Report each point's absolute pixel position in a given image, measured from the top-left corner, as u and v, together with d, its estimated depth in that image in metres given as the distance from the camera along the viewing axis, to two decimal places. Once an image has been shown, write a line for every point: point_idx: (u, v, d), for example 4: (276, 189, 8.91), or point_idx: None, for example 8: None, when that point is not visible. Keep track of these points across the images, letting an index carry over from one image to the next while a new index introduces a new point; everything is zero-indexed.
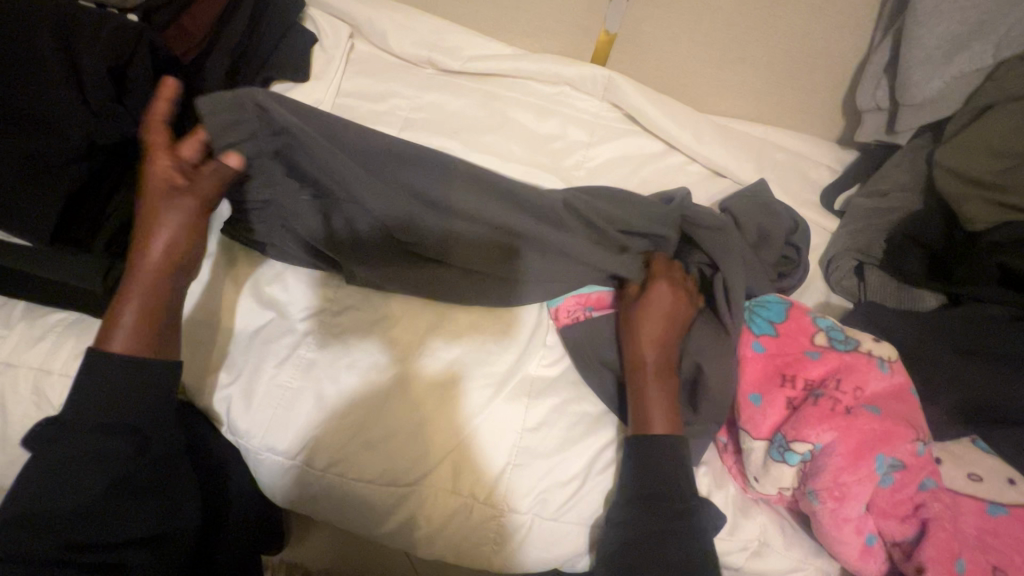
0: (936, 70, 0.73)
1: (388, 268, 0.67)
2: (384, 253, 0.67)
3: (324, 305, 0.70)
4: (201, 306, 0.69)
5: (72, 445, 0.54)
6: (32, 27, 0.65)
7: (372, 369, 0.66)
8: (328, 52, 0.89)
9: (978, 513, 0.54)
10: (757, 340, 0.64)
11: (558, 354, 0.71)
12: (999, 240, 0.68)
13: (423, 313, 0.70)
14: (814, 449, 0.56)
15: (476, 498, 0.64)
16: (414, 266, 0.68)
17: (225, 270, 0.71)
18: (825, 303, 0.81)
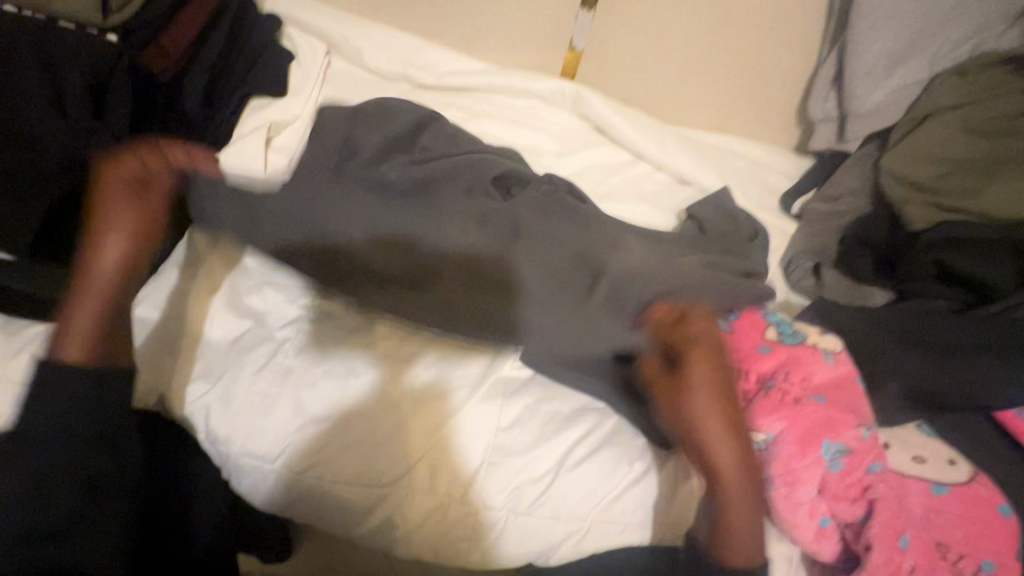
0: (876, 85, 0.80)
1: (373, 273, 0.70)
2: (363, 274, 0.69)
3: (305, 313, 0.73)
4: (180, 317, 0.71)
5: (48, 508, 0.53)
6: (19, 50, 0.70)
7: (350, 376, 0.69)
8: (304, 67, 0.92)
9: (923, 493, 0.58)
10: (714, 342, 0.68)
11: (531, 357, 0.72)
12: (937, 238, 0.71)
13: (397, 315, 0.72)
14: (767, 438, 0.61)
15: (453, 496, 0.66)
16: (395, 290, 0.69)
17: (204, 282, 0.73)
18: (785, 302, 0.84)
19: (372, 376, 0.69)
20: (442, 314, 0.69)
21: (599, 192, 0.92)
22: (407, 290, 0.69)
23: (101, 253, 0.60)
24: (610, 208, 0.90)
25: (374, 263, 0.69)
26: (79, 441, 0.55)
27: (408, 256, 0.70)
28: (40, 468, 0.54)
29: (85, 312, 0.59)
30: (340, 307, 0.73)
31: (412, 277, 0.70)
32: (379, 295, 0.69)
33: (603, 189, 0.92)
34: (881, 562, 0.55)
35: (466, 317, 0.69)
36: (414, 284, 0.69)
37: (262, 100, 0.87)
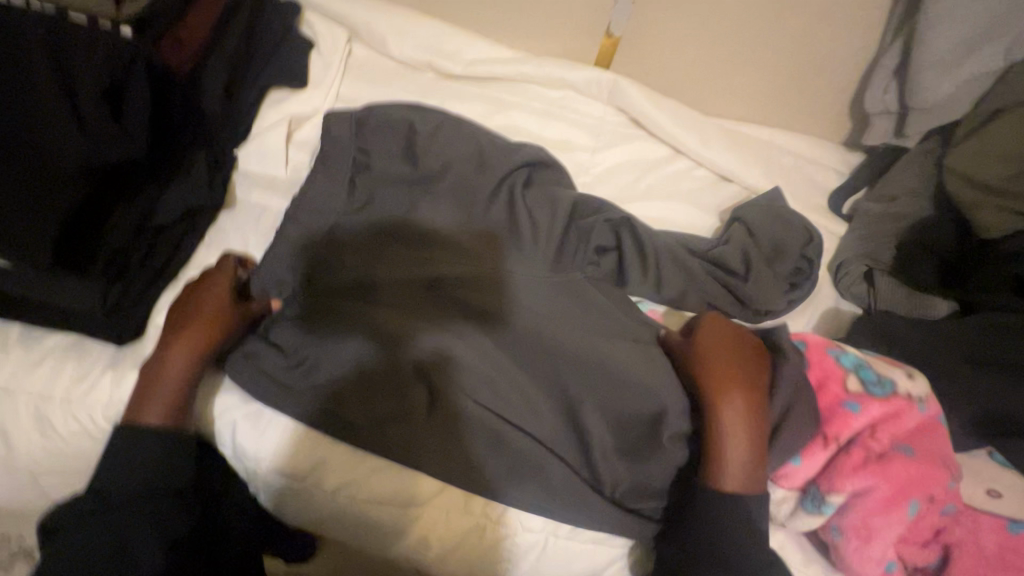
0: (947, 76, 0.73)
1: (378, 253, 0.72)
2: (353, 262, 0.71)
3: (314, 302, 0.69)
4: None
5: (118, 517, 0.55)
6: (28, 45, 0.65)
7: (377, 389, 0.64)
8: (325, 57, 0.88)
9: (998, 531, 0.54)
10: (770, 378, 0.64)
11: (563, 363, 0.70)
12: (1018, 249, 0.66)
13: (418, 304, 0.69)
14: (848, 498, 0.55)
15: (489, 517, 0.63)
16: (381, 272, 0.70)
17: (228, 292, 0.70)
18: (835, 310, 0.79)
19: (367, 343, 0.66)
20: (434, 293, 0.70)
21: (636, 191, 0.87)
22: (388, 271, 0.71)
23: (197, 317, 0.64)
24: (649, 209, 0.85)
25: (364, 253, 0.72)
26: (132, 462, 0.57)
27: (408, 244, 0.73)
28: (114, 491, 0.56)
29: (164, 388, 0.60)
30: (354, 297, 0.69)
31: (405, 261, 0.71)
32: (368, 278, 0.70)
33: (640, 187, 0.87)
34: None
35: (450, 300, 0.69)
36: (399, 269, 0.71)
37: (280, 93, 0.84)
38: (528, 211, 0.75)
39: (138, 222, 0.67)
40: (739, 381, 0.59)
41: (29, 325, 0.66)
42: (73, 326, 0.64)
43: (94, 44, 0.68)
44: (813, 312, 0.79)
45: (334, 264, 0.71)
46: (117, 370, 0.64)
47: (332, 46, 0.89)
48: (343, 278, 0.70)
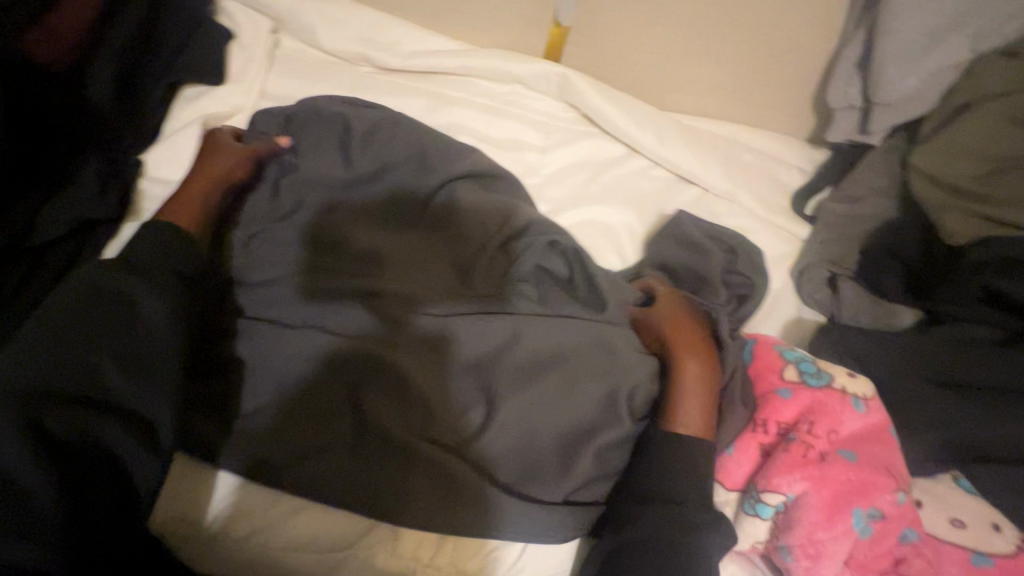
0: (913, 68, 0.68)
1: (389, 232, 0.68)
2: (359, 232, 0.66)
3: (311, 289, 0.63)
4: None
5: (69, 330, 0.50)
6: None
7: (307, 421, 0.59)
8: (246, 50, 0.80)
9: (962, 564, 0.50)
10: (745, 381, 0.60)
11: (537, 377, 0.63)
12: (982, 258, 0.61)
13: (427, 279, 0.65)
14: (787, 501, 0.51)
15: (421, 561, 0.57)
16: (382, 242, 0.66)
17: None
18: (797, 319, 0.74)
19: (360, 316, 0.62)
20: (439, 266, 0.66)
21: (589, 193, 0.81)
22: (394, 245, 0.66)
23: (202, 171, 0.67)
24: (601, 213, 0.79)
25: (365, 218, 0.68)
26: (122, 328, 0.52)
27: (415, 217, 0.69)
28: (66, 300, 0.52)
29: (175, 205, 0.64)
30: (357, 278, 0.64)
31: (416, 239, 0.67)
32: (368, 245, 0.65)
33: (593, 188, 0.81)
34: None
35: (443, 278, 0.65)
36: (404, 244, 0.67)
37: (195, 89, 0.76)
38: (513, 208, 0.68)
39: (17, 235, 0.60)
40: (687, 324, 0.63)
41: None
42: None
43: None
44: (774, 322, 0.74)
45: (255, 269, 0.63)
46: None
47: (254, 37, 0.81)
48: (354, 245, 0.65)
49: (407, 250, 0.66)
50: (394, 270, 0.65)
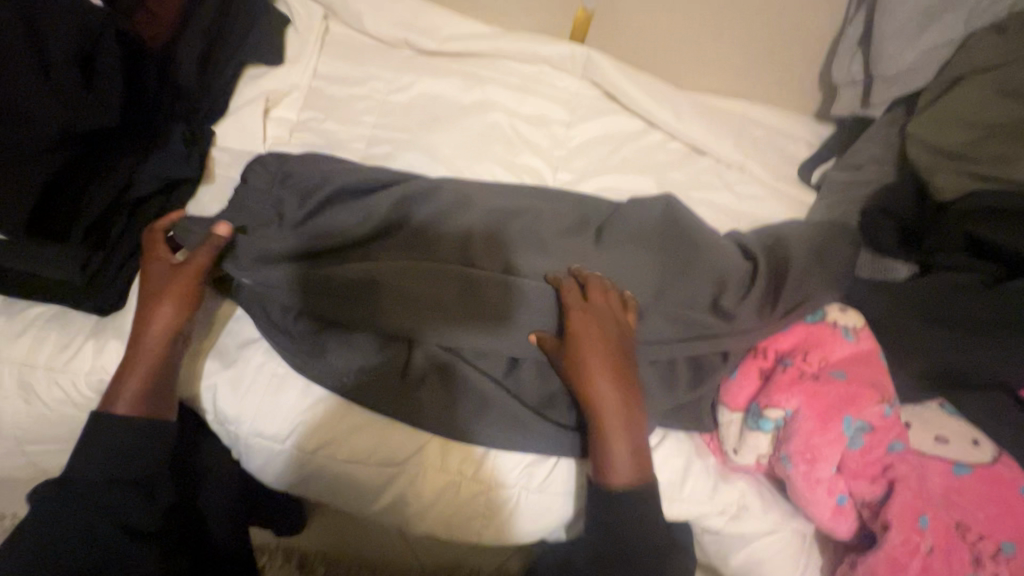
0: (909, 44, 0.75)
1: (403, 256, 0.68)
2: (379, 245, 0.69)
3: (333, 290, 0.66)
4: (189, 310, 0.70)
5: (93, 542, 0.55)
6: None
7: (362, 355, 0.66)
8: (302, 35, 0.89)
9: (944, 473, 0.57)
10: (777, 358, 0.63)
11: (542, 372, 0.67)
12: (966, 209, 0.69)
13: (434, 301, 0.65)
14: (786, 414, 0.58)
15: (465, 475, 0.66)
16: (389, 260, 0.68)
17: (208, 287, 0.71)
18: None
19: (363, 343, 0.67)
20: (425, 297, 0.65)
21: (610, 163, 0.88)
22: (399, 269, 0.66)
23: (152, 341, 0.62)
24: (622, 181, 0.86)
25: (371, 241, 0.70)
26: (88, 463, 0.58)
27: (419, 248, 0.69)
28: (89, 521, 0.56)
29: (138, 367, 0.61)
30: (366, 290, 0.65)
31: (422, 257, 0.68)
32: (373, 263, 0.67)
33: (614, 159, 0.88)
34: (899, 543, 0.54)
35: (444, 304, 0.65)
36: (409, 265, 0.67)
37: (258, 69, 0.85)
38: (531, 228, 0.71)
39: (116, 193, 0.69)
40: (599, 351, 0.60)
41: (10, 295, 0.67)
42: (54, 295, 0.66)
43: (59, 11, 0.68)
44: None
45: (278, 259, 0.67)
46: (99, 337, 0.66)
47: (309, 23, 0.90)
48: (349, 275, 0.66)
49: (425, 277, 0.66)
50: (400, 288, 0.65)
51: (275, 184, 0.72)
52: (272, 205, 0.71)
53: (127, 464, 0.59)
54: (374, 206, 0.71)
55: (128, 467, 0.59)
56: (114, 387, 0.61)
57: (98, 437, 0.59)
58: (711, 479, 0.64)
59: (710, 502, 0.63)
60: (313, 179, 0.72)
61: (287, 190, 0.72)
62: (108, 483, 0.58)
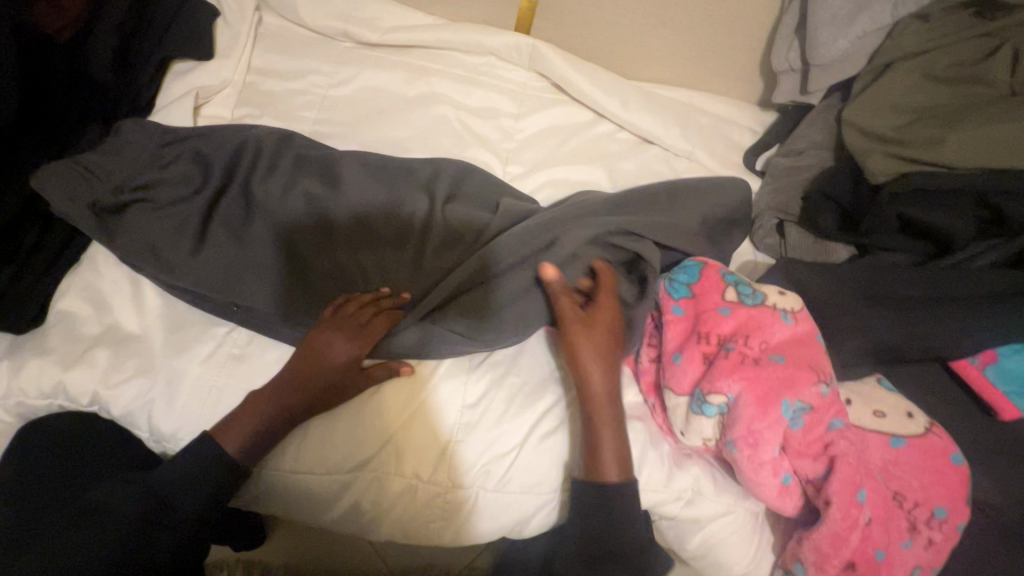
0: (841, 32, 0.77)
1: (371, 240, 0.70)
2: (346, 236, 0.70)
3: (296, 282, 0.67)
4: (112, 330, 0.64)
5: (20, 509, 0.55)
6: None
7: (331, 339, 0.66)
8: (233, 27, 0.84)
9: (882, 447, 0.60)
10: (722, 340, 0.62)
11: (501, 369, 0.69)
12: (897, 192, 0.71)
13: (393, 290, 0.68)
14: (728, 399, 0.59)
15: (421, 477, 0.64)
16: (346, 252, 0.69)
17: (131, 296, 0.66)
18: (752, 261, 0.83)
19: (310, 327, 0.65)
20: (389, 276, 0.69)
21: (560, 155, 0.87)
22: (372, 256, 0.69)
23: (255, 410, 0.61)
24: (572, 172, 0.86)
25: (319, 232, 0.69)
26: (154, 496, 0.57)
27: (376, 234, 0.70)
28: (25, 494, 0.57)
29: (245, 422, 0.60)
30: (338, 281, 0.68)
31: (380, 242, 0.70)
32: (329, 254, 0.69)
33: (564, 151, 0.88)
34: (839, 517, 0.56)
35: (412, 289, 0.69)
36: (367, 250, 0.69)
37: (185, 64, 0.80)
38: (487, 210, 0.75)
39: (25, 201, 0.64)
40: (593, 328, 0.64)
41: None
42: None
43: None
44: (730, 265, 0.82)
45: (220, 255, 0.67)
46: (14, 359, 0.61)
47: (240, 15, 0.85)
48: (318, 263, 0.68)
49: (391, 265, 0.69)
50: (367, 277, 0.68)
51: (197, 170, 0.70)
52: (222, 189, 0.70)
53: (196, 503, 0.58)
54: (364, 192, 0.72)
55: (194, 508, 0.58)
56: (226, 425, 0.60)
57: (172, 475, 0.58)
58: (666, 465, 0.65)
59: (666, 489, 0.64)
60: (269, 155, 0.72)
61: (230, 192, 0.70)
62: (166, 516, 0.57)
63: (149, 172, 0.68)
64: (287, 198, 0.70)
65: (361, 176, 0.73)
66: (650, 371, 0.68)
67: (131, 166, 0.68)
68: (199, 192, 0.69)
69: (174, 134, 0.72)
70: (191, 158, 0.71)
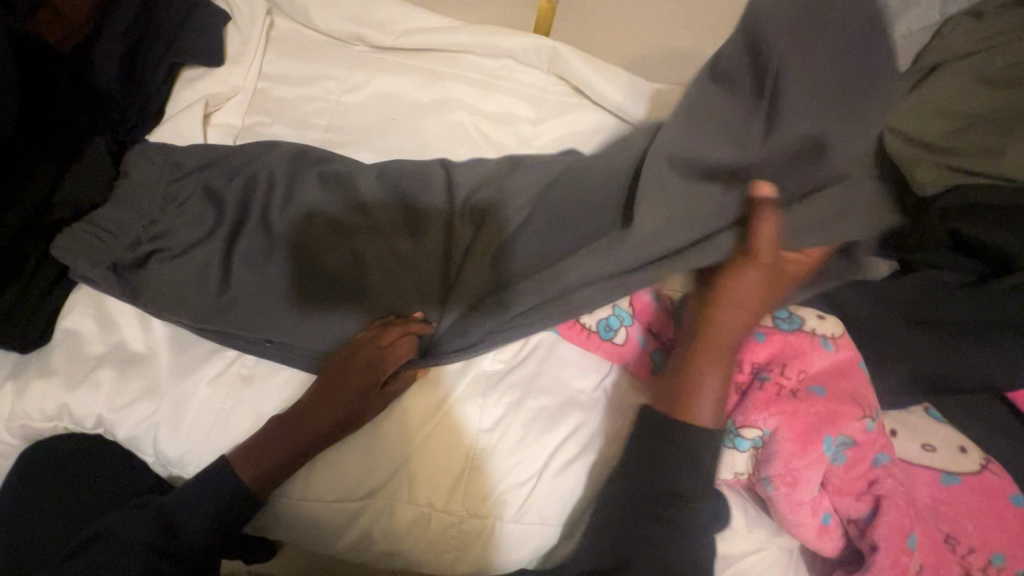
0: (885, 31, 0.71)
1: (383, 238, 0.67)
2: (357, 238, 0.67)
3: (306, 289, 0.65)
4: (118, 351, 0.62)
5: (42, 529, 0.56)
6: None
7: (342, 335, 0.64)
8: (242, 31, 0.82)
9: (931, 483, 0.55)
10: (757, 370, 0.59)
11: (518, 392, 0.65)
12: (949, 205, 0.66)
13: (406, 275, 0.66)
14: (763, 434, 0.55)
15: (435, 506, 0.61)
16: (364, 244, 0.67)
17: (137, 316, 0.64)
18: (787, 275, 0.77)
19: (338, 323, 0.64)
20: (412, 270, 0.66)
21: None
22: (387, 249, 0.67)
23: (264, 435, 0.58)
24: None
25: (336, 223, 0.68)
26: (162, 526, 0.55)
27: (391, 230, 0.68)
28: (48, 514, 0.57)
29: (259, 454, 0.58)
30: (350, 275, 0.66)
31: (397, 229, 0.68)
32: (344, 243, 0.67)
33: (584, 157, 0.84)
34: (887, 564, 0.51)
35: (429, 272, 0.66)
36: (384, 242, 0.67)
37: (194, 71, 0.78)
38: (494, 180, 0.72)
39: (29, 218, 0.61)
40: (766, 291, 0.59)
41: None
42: None
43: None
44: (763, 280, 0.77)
45: (232, 273, 0.65)
46: (18, 381, 0.59)
47: (250, 19, 0.83)
48: (338, 258, 0.66)
49: (405, 248, 0.67)
50: (375, 263, 0.66)
51: (204, 185, 0.68)
52: (235, 205, 0.68)
53: (205, 536, 0.56)
54: (373, 191, 0.70)
55: (202, 540, 0.56)
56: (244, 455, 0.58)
57: (182, 506, 0.56)
58: None
59: None
60: (281, 164, 0.70)
61: (244, 208, 0.68)
62: (174, 548, 0.55)
63: (164, 219, 0.66)
64: (300, 200, 0.68)
65: (371, 172, 0.71)
66: None
67: (139, 199, 0.66)
68: (213, 235, 0.66)
69: (182, 149, 0.70)
70: (201, 173, 0.69)
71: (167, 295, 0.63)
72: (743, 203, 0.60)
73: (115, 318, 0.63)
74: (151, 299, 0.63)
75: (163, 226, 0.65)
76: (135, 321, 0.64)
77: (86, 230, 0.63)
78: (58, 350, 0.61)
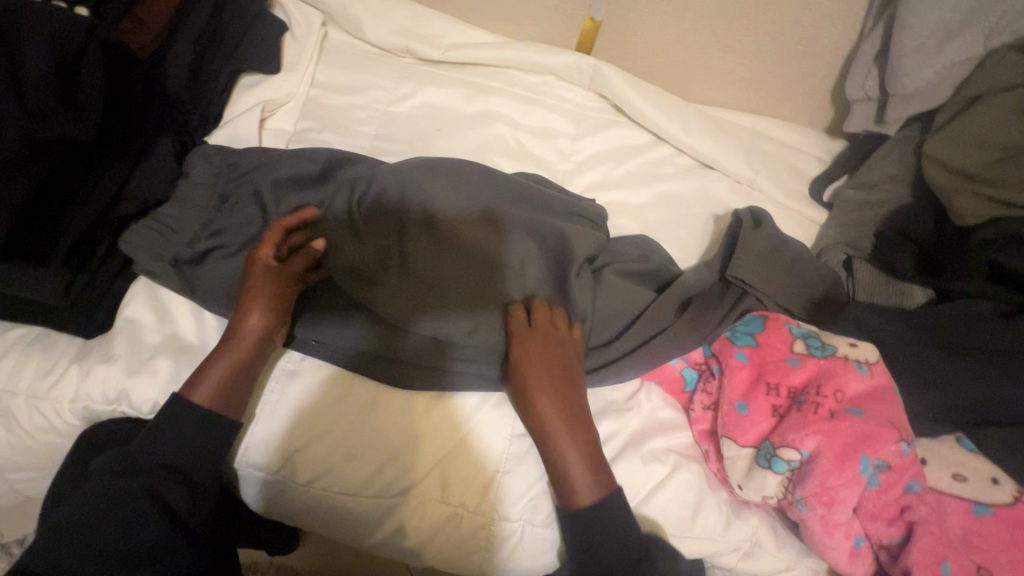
0: (926, 61, 0.72)
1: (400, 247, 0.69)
2: (374, 247, 0.69)
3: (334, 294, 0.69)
4: (172, 340, 0.66)
5: (69, 488, 0.62)
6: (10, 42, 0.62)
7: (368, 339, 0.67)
8: (299, 41, 0.86)
9: (963, 513, 0.56)
10: (799, 397, 0.59)
11: None
12: (991, 236, 0.67)
13: (422, 285, 0.67)
14: (801, 456, 0.56)
15: (466, 507, 0.63)
16: (411, 254, 0.68)
17: (192, 308, 0.67)
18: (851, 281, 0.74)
19: (369, 327, 0.67)
20: (451, 287, 0.67)
21: (615, 178, 0.86)
22: (403, 259, 0.68)
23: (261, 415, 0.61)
24: (628, 196, 0.84)
25: (385, 230, 0.70)
26: (121, 453, 0.59)
27: (439, 245, 0.69)
28: (74, 467, 0.63)
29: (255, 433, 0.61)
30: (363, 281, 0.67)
31: (420, 242, 0.69)
32: (391, 255, 0.68)
33: (620, 174, 0.86)
34: None
35: (447, 286, 0.67)
36: (438, 258, 0.68)
37: (253, 77, 0.82)
38: (509, 188, 0.74)
39: (101, 210, 0.65)
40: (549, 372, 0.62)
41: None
42: (40, 321, 0.63)
43: (34, 30, 0.63)
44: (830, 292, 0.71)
45: None
46: (81, 363, 0.63)
47: (307, 30, 0.87)
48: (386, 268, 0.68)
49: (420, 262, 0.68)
50: (394, 274, 0.67)
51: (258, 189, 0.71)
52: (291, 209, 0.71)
53: (164, 452, 0.58)
54: (385, 198, 0.71)
55: (160, 457, 0.58)
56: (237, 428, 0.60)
57: (136, 435, 0.59)
58: (724, 514, 0.61)
59: (722, 539, 0.61)
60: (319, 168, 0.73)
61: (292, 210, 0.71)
62: (135, 470, 0.58)
63: (220, 219, 0.69)
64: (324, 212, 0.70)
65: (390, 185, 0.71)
66: (703, 419, 0.66)
67: (198, 199, 0.69)
68: (264, 233, 0.69)
69: (239, 154, 0.73)
70: (255, 174, 0.72)
71: (221, 290, 0.66)
72: (788, 274, 0.69)
73: (168, 310, 0.67)
74: (207, 293, 0.66)
75: (219, 224, 0.69)
76: (188, 315, 0.67)
77: (150, 225, 0.66)
78: (119, 335, 0.64)
